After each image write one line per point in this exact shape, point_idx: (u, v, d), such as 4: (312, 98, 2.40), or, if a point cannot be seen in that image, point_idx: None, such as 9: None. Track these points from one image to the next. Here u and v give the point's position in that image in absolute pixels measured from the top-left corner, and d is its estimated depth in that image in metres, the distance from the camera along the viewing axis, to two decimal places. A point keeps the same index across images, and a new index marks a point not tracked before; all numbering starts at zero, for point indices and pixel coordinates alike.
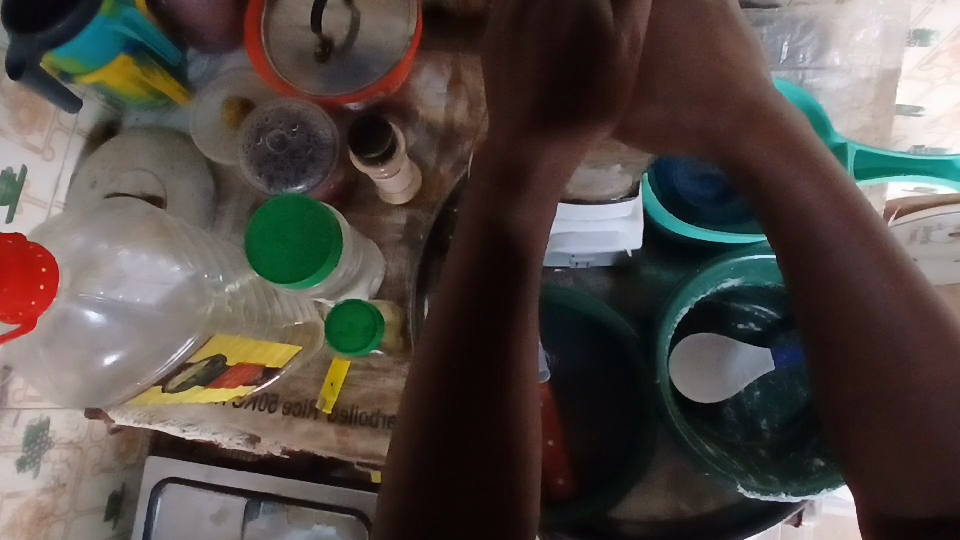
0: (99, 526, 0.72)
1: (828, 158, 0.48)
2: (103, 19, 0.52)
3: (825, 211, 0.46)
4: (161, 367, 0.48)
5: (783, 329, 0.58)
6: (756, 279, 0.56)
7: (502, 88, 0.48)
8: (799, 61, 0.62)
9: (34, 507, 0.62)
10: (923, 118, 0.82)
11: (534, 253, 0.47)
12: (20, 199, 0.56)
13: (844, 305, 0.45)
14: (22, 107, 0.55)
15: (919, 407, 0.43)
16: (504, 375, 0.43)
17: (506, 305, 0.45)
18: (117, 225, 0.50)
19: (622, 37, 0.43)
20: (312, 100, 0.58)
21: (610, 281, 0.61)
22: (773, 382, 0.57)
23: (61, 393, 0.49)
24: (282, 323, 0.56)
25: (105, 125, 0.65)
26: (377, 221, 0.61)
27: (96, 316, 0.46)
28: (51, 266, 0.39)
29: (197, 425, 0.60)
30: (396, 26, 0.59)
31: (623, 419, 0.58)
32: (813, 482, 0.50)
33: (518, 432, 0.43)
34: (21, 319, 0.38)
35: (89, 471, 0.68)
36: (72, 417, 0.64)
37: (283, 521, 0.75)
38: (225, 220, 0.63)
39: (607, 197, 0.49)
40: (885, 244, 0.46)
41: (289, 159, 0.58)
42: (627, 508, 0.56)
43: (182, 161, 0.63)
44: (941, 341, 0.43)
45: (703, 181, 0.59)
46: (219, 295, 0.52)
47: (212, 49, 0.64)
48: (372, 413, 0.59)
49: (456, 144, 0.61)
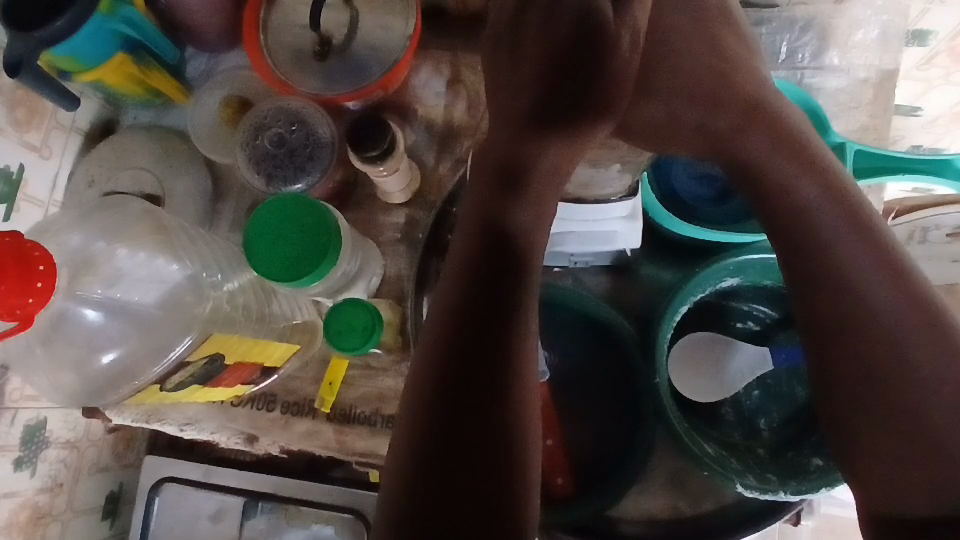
0: (96, 527, 0.71)
1: (827, 157, 0.48)
2: (102, 18, 0.52)
3: (824, 210, 0.46)
4: (159, 366, 0.48)
5: (782, 329, 0.58)
6: (754, 278, 0.57)
7: (500, 87, 0.47)
8: (798, 60, 0.62)
9: (31, 507, 0.62)
10: (922, 118, 0.82)
11: (533, 252, 0.47)
12: (18, 198, 0.56)
13: (844, 305, 0.45)
14: (20, 106, 0.55)
15: (918, 406, 0.43)
16: (505, 375, 0.43)
17: (506, 305, 0.45)
18: (115, 224, 0.49)
19: (623, 35, 0.43)
20: (310, 99, 0.58)
21: (609, 280, 0.61)
22: (771, 381, 0.57)
23: (59, 392, 0.49)
24: (280, 322, 0.56)
25: (103, 123, 0.65)
26: (376, 220, 0.61)
27: (94, 314, 0.46)
28: (49, 264, 0.39)
29: (195, 425, 0.60)
30: (395, 25, 0.59)
31: (622, 418, 0.58)
32: (812, 481, 0.50)
33: (519, 431, 0.43)
34: (18, 318, 0.38)
35: (86, 471, 0.68)
36: (69, 417, 0.64)
37: (281, 521, 0.75)
38: (224, 219, 0.62)
39: (606, 197, 0.49)
40: (885, 243, 0.46)
41: (288, 158, 0.58)
42: (626, 508, 0.56)
43: (180, 160, 0.62)
44: (940, 340, 0.44)
45: (701, 181, 0.59)
46: (217, 294, 0.51)
47: (210, 48, 0.64)
48: (370, 413, 0.59)
49: (455, 143, 0.61)
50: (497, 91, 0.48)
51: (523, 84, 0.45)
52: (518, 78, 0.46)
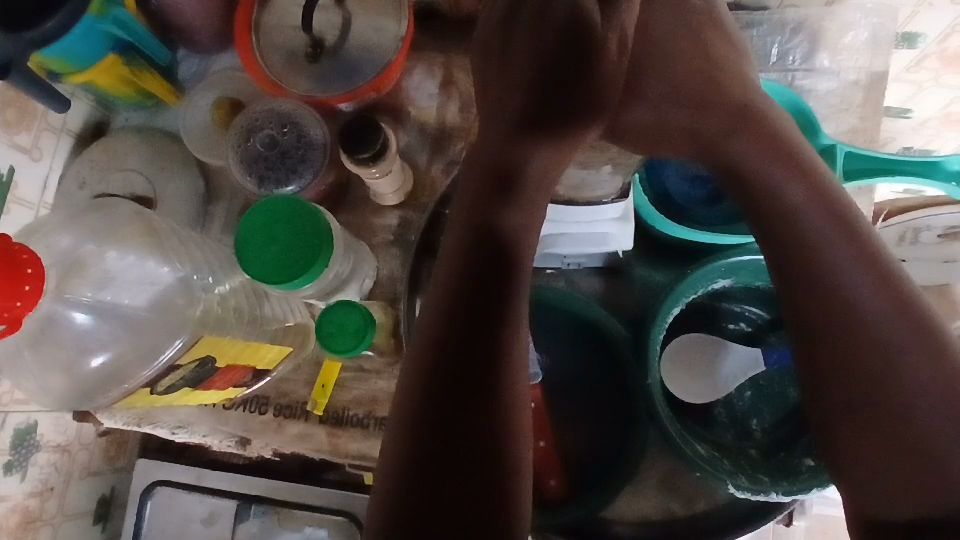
0: (88, 530, 0.71)
1: (815, 160, 0.48)
2: (92, 20, 0.52)
3: (812, 210, 0.46)
4: (150, 369, 0.48)
5: (772, 330, 0.59)
6: (746, 279, 0.56)
7: (490, 89, 0.49)
8: (788, 62, 0.62)
9: (21, 511, 0.61)
10: (912, 119, 0.83)
11: (525, 252, 0.47)
12: (8, 199, 0.55)
13: (832, 307, 0.45)
14: (10, 107, 0.54)
15: (908, 408, 0.43)
16: (496, 376, 0.43)
17: (497, 307, 0.45)
18: (105, 226, 0.49)
19: (610, 39, 0.44)
20: (302, 100, 0.58)
21: (602, 282, 0.61)
22: (764, 382, 0.58)
23: (48, 395, 0.49)
24: (272, 324, 0.56)
25: (94, 124, 0.65)
26: (368, 222, 0.61)
27: (84, 317, 0.46)
28: (37, 266, 0.39)
29: (186, 428, 0.60)
30: (388, 27, 0.59)
31: (614, 420, 0.58)
32: (803, 482, 0.49)
33: (510, 432, 0.43)
34: (6, 320, 0.38)
35: (78, 475, 0.68)
36: (60, 420, 0.64)
37: (273, 524, 0.74)
38: (216, 221, 0.62)
39: (597, 198, 0.49)
40: (873, 246, 0.46)
41: (280, 160, 0.58)
42: (617, 510, 0.56)
43: (172, 161, 0.62)
44: (927, 341, 0.44)
45: (693, 182, 0.60)
46: (209, 296, 0.51)
47: (201, 50, 0.64)
48: (364, 414, 0.59)
49: (448, 145, 0.61)
50: (490, 93, 0.49)
51: (516, 84, 0.47)
52: (507, 80, 0.47)
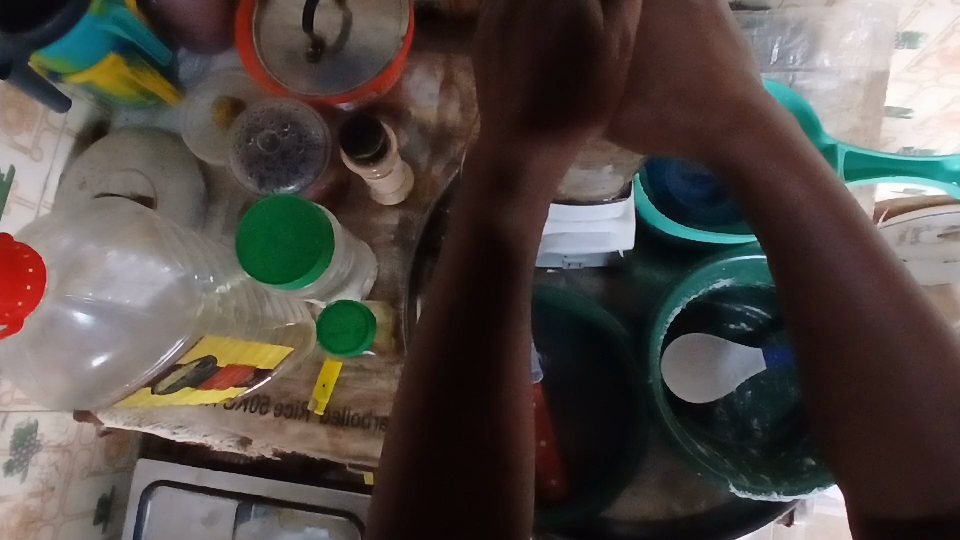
0: (88, 530, 0.71)
1: (815, 159, 0.48)
2: (93, 19, 0.52)
3: (813, 209, 0.46)
4: (150, 369, 0.47)
5: (773, 330, 0.58)
6: (747, 279, 0.56)
7: (490, 89, 0.49)
8: (788, 62, 0.62)
9: (22, 511, 0.61)
10: (913, 119, 0.83)
11: (526, 251, 0.47)
12: (8, 199, 0.55)
13: (833, 306, 0.45)
14: (10, 107, 0.54)
15: (910, 407, 0.43)
16: (497, 375, 0.43)
17: (498, 306, 0.45)
18: (106, 226, 0.49)
19: (612, 38, 0.44)
20: (303, 100, 0.58)
21: (602, 282, 0.61)
22: (764, 382, 0.58)
23: (49, 395, 0.49)
24: (272, 324, 0.56)
25: (94, 124, 0.64)
26: (369, 221, 0.61)
27: (85, 317, 0.46)
28: (38, 266, 0.39)
29: (187, 428, 0.60)
30: (389, 27, 0.59)
31: (615, 420, 0.58)
32: (804, 481, 0.49)
33: (511, 431, 0.43)
34: (7, 320, 0.38)
35: (78, 474, 0.68)
36: (61, 420, 0.64)
37: (275, 525, 0.74)
38: (216, 221, 0.62)
39: (597, 198, 0.49)
40: (873, 245, 0.46)
41: (281, 160, 0.58)
42: (618, 509, 0.56)
43: (173, 161, 0.62)
44: (928, 341, 0.44)
45: (693, 182, 0.60)
46: (209, 296, 0.51)
47: (202, 50, 0.64)
48: (364, 414, 0.59)
49: (448, 145, 0.61)
50: (490, 93, 0.49)
51: (515, 85, 0.47)
52: (507, 81, 0.47)
